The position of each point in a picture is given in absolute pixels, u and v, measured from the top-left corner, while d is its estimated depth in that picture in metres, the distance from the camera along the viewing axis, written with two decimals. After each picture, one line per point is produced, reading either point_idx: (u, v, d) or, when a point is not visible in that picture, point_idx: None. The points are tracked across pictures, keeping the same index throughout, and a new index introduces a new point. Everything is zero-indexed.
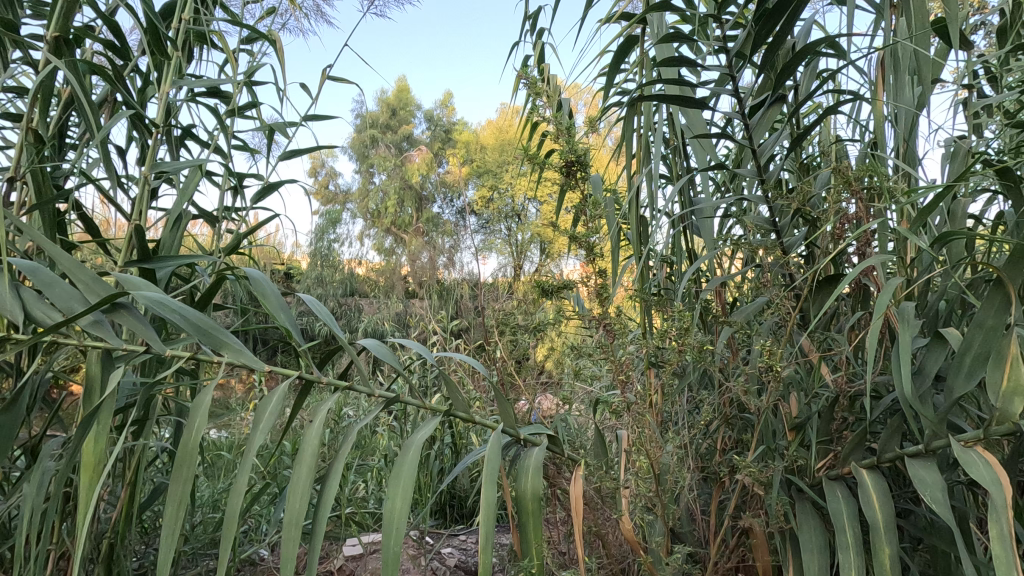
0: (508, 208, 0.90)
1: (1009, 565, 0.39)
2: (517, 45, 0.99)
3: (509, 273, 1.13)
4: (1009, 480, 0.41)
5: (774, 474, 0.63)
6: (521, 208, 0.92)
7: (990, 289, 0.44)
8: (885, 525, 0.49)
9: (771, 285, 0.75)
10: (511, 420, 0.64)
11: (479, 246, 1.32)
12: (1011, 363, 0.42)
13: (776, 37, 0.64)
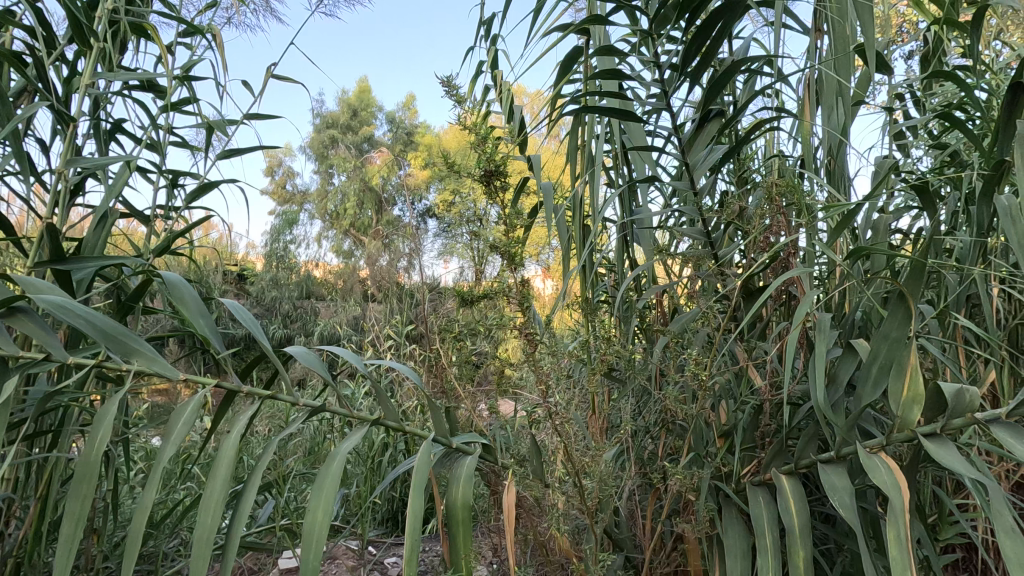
0: (469, 212, 0.88)
1: (905, 568, 0.41)
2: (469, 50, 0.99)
3: (459, 278, 1.12)
4: (907, 485, 0.43)
5: (702, 481, 0.64)
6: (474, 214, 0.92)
7: (894, 303, 0.46)
8: (801, 529, 0.51)
9: (705, 295, 0.77)
10: (444, 428, 0.63)
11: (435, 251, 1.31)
12: (910, 373, 0.45)
13: (704, 59, 0.66)
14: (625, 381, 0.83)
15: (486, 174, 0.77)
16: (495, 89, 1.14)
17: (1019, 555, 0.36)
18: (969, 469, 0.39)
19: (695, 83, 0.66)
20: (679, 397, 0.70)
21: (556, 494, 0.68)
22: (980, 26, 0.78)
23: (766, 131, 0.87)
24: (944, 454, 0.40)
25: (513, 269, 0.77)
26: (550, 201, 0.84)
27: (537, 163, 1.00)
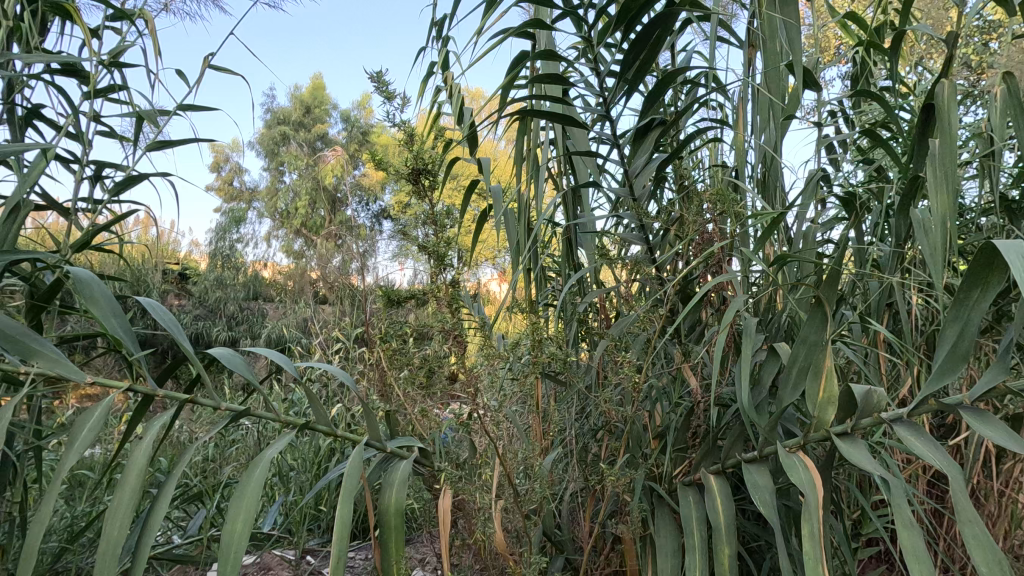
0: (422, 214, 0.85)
1: (816, 561, 0.43)
2: (422, 50, 0.98)
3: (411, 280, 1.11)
4: (821, 482, 0.45)
5: (636, 481, 0.65)
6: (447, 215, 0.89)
7: (812, 308, 0.49)
8: (726, 527, 0.53)
9: (645, 299, 0.79)
10: (377, 432, 0.62)
11: (391, 253, 1.29)
12: (826, 375, 0.47)
13: (639, 72, 0.67)
14: (569, 384, 0.84)
15: (409, 173, 0.76)
16: (446, 91, 1.13)
17: (916, 548, 0.38)
18: (875, 467, 0.41)
19: (630, 95, 0.68)
20: (616, 399, 0.71)
21: (496, 497, 0.67)
22: (899, 50, 0.83)
23: (706, 140, 0.90)
24: (853, 452, 0.43)
25: (442, 270, 0.77)
26: (500, 205, 0.84)
27: (486, 166, 0.99)
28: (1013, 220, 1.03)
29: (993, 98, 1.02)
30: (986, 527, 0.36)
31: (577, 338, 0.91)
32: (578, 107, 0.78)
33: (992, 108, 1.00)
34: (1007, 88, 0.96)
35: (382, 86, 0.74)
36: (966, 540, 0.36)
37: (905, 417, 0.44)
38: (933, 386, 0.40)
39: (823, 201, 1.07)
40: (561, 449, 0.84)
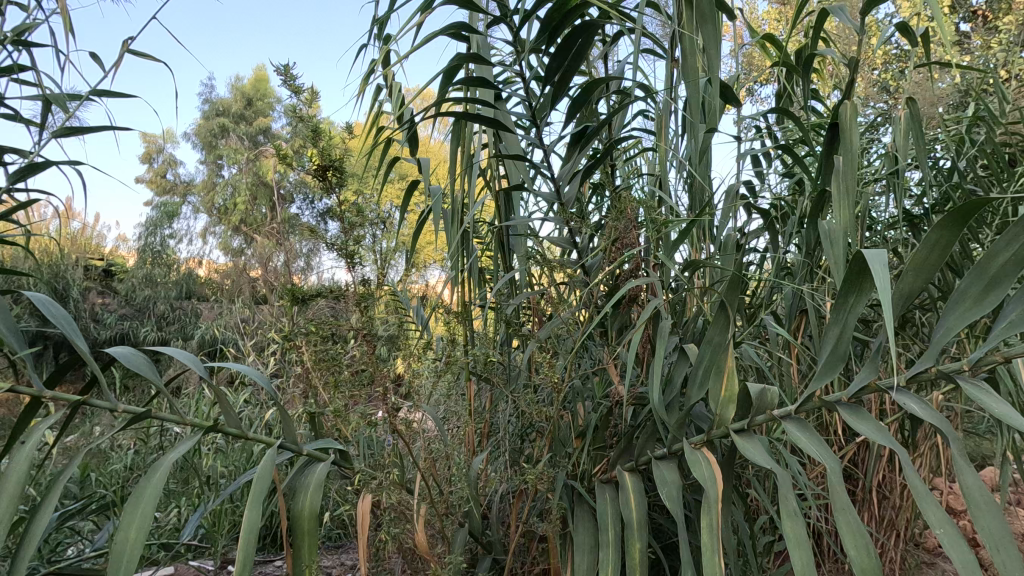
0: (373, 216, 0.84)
1: (714, 551, 0.45)
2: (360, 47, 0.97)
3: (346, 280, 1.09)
4: (721, 477, 0.47)
5: (558, 480, 0.67)
6: (386, 215, 0.88)
7: (716, 311, 0.51)
8: (638, 522, 0.55)
9: (574, 302, 0.81)
10: (293, 434, 0.61)
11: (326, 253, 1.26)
12: (727, 375, 0.49)
13: (565, 76, 0.69)
14: (501, 385, 0.85)
15: (317, 168, 0.74)
16: (386, 89, 1.12)
17: (798, 536, 0.40)
18: (766, 461, 0.43)
19: (557, 98, 0.69)
20: (541, 400, 0.73)
21: (420, 499, 0.67)
22: (810, 71, 0.89)
23: (635, 149, 0.93)
24: (748, 447, 0.45)
25: (351, 266, 0.77)
26: (436, 206, 0.84)
27: (425, 167, 0.99)
28: (914, 234, 1.12)
29: (899, 121, 1.11)
30: (858, 515, 0.39)
31: (510, 340, 0.92)
32: (508, 112, 0.79)
33: (898, 130, 1.09)
34: (909, 112, 1.04)
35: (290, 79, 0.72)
36: (841, 527, 0.39)
37: (797, 414, 0.47)
38: (817, 384, 0.43)
39: (748, 212, 1.13)
40: (492, 451, 0.85)
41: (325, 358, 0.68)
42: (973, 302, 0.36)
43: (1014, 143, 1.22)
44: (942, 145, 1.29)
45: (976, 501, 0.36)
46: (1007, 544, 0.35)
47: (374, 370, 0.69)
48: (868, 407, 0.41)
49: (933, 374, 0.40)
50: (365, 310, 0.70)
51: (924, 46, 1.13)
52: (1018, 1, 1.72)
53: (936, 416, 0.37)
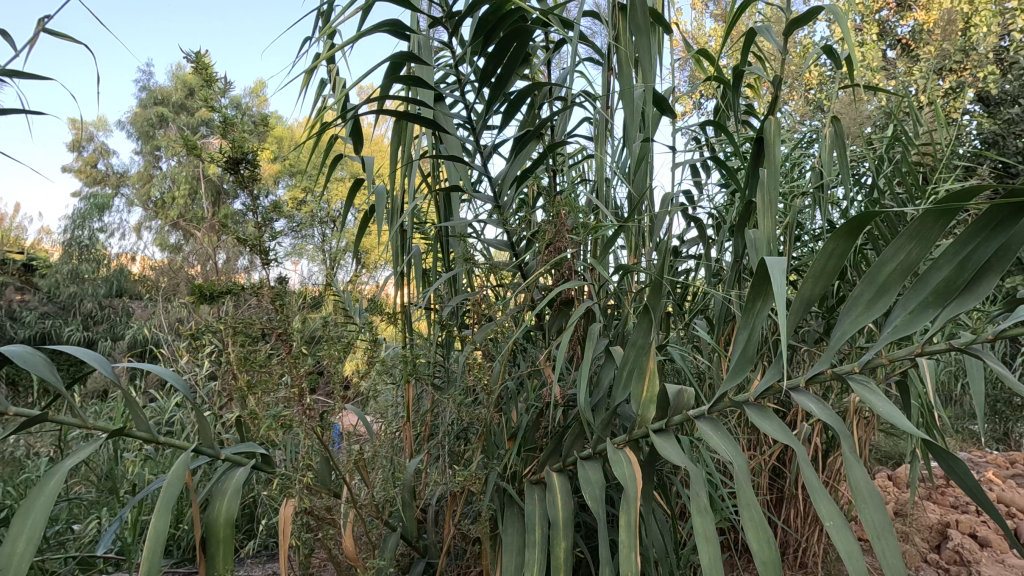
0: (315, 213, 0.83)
1: (631, 547, 0.46)
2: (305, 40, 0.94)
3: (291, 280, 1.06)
4: (641, 476, 0.49)
5: (490, 482, 0.67)
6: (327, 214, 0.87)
7: (639, 314, 0.52)
8: (563, 521, 0.55)
9: (511, 305, 0.81)
10: (210, 438, 0.58)
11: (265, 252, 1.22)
12: (648, 376, 0.51)
13: (502, 78, 0.70)
14: (439, 387, 0.84)
15: (227, 162, 0.67)
16: (330, 85, 1.10)
17: (707, 531, 0.42)
18: (681, 458, 0.45)
19: (495, 99, 0.70)
20: (476, 402, 0.73)
21: (351, 504, 0.65)
22: (740, 86, 0.94)
23: (576, 152, 0.94)
24: (663, 446, 0.46)
25: (264, 266, 0.70)
26: (377, 204, 0.83)
27: (368, 164, 0.97)
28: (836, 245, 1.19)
29: (825, 139, 1.17)
30: (760, 509, 0.41)
31: (449, 344, 0.91)
32: (447, 114, 0.79)
33: (823, 147, 1.15)
34: (833, 130, 1.11)
35: (203, 66, 0.68)
36: (745, 522, 0.40)
37: (713, 414, 0.49)
38: (728, 385, 0.45)
39: (686, 221, 1.17)
40: (429, 454, 0.84)
41: (241, 360, 0.62)
42: (865, 306, 0.39)
43: (926, 163, 1.31)
44: (863, 163, 1.37)
45: (862, 495, 0.37)
46: (890, 536, 0.36)
47: (296, 368, 0.64)
48: (773, 406, 0.43)
49: (829, 375, 0.42)
50: (284, 309, 0.66)
51: (848, 70, 1.20)
52: (935, 33, 1.86)
53: (829, 414, 0.39)
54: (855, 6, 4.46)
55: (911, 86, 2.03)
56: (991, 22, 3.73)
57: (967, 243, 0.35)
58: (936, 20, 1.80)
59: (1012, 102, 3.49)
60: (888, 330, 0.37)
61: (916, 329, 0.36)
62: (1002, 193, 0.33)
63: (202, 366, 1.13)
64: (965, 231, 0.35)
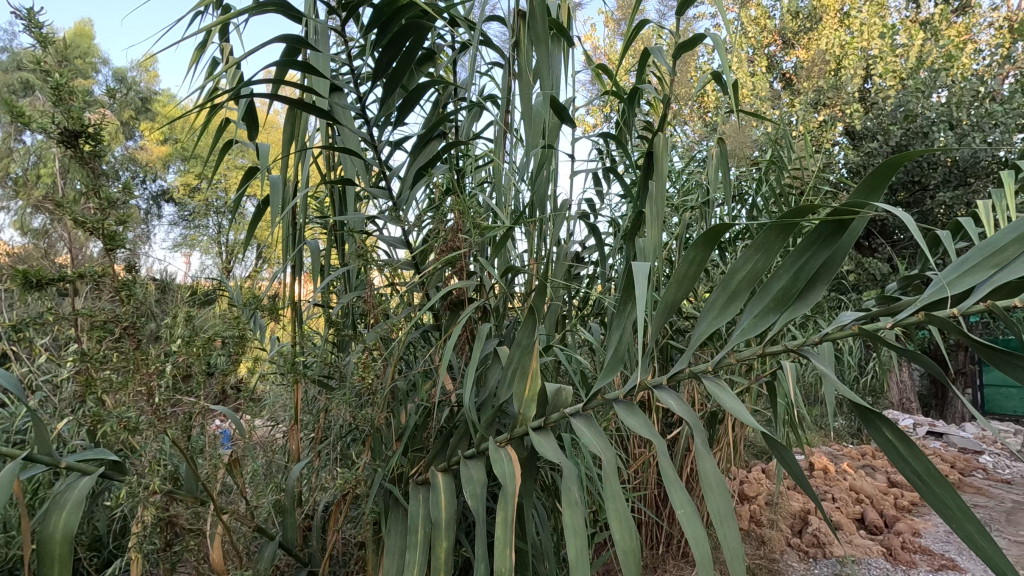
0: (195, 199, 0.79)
1: (506, 545, 0.46)
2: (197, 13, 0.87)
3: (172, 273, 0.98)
4: (520, 474, 0.49)
5: (375, 484, 0.65)
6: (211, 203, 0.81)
7: (525, 316, 0.53)
8: (445, 522, 0.55)
9: (408, 303, 0.80)
10: (47, 445, 0.51)
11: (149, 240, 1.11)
12: (530, 376, 0.52)
13: (398, 70, 0.69)
14: (331, 388, 0.81)
15: (62, 134, 0.57)
16: (223, 64, 1.02)
17: (575, 525, 0.43)
18: (555, 454, 0.46)
19: (390, 91, 0.69)
20: (365, 403, 0.71)
21: (216, 513, 0.60)
22: (634, 102, 0.99)
23: (477, 155, 0.95)
24: (540, 442, 0.48)
25: (108, 251, 0.56)
26: (267, 194, 0.78)
27: (262, 153, 0.91)
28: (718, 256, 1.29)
29: (712, 158, 1.27)
30: (624, 501, 0.43)
31: (342, 343, 0.88)
32: (341, 106, 0.76)
33: (710, 166, 1.25)
34: (719, 151, 1.20)
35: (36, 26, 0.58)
36: (610, 514, 0.42)
37: (589, 411, 0.51)
38: (599, 384, 0.47)
39: (586, 228, 1.22)
40: (318, 457, 0.81)
41: (80, 361, 0.53)
42: (719, 310, 0.42)
43: (797, 186, 1.46)
44: (745, 183, 1.50)
45: (709, 484, 0.40)
46: (732, 522, 0.39)
47: (141, 366, 0.55)
48: (639, 403, 0.45)
49: (688, 374, 0.45)
50: (132, 300, 0.57)
51: (734, 96, 1.31)
52: (810, 70, 2.06)
53: (686, 408, 0.42)
54: (748, 39, 4.85)
55: (790, 116, 2.23)
56: (858, 66, 4.23)
57: (803, 255, 0.39)
58: (812, 59, 2.01)
59: (872, 138, 3.99)
60: (736, 332, 0.41)
61: (759, 331, 0.40)
62: (828, 213, 0.37)
63: (62, 364, 1.01)
64: (801, 244, 0.39)
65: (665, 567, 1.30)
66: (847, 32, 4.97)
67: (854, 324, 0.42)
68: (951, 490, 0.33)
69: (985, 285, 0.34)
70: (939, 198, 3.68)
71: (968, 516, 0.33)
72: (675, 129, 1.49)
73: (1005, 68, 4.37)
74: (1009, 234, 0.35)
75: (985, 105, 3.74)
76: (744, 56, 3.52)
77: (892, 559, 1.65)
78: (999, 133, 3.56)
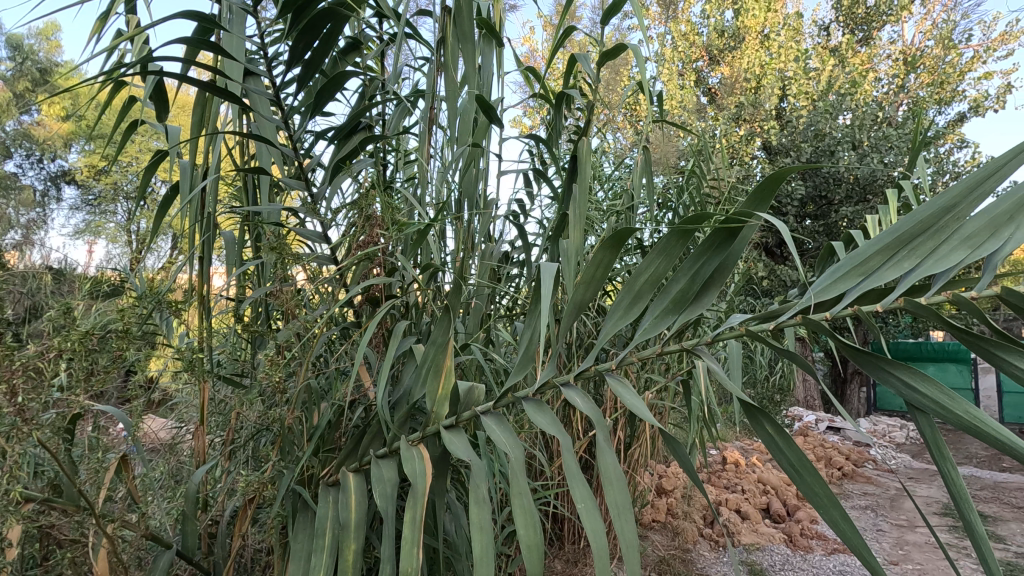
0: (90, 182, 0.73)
1: (414, 544, 0.46)
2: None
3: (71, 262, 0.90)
4: (431, 473, 0.49)
5: (282, 486, 0.63)
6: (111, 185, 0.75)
7: (440, 314, 0.53)
8: (354, 523, 0.53)
9: (326, 299, 0.78)
10: None
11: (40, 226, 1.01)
12: (444, 374, 0.51)
13: (314, 57, 0.67)
14: (240, 387, 0.77)
15: None
16: (131, 40, 0.95)
17: (482, 521, 0.44)
18: (465, 452, 0.46)
19: (307, 78, 0.67)
20: (274, 404, 0.68)
21: (99, 522, 0.56)
22: (561, 105, 1.00)
23: (402, 149, 0.93)
24: (451, 441, 0.47)
25: None
26: (173, 179, 0.73)
27: (171, 136, 0.86)
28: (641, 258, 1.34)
29: (637, 165, 1.31)
30: (530, 497, 0.43)
31: (255, 341, 0.84)
32: (254, 90, 0.72)
33: (635, 172, 1.29)
34: (643, 159, 1.25)
35: None
36: (516, 509, 0.43)
37: (500, 409, 0.51)
38: (510, 382, 0.47)
39: (514, 229, 1.23)
40: (225, 459, 0.77)
41: None
42: (624, 311, 0.44)
43: (715, 196, 1.54)
44: (668, 190, 1.56)
45: (610, 479, 0.41)
46: (628, 514, 0.40)
47: (6, 364, 0.50)
48: (548, 401, 0.46)
49: (594, 372, 0.47)
50: None
51: (659, 106, 1.36)
52: (733, 87, 2.17)
53: (591, 405, 0.43)
54: (679, 53, 5.05)
55: (715, 129, 2.35)
56: (775, 86, 4.53)
57: (699, 259, 0.41)
58: (734, 76, 2.12)
59: (786, 153, 4.28)
60: (638, 332, 0.42)
61: (658, 331, 0.42)
62: (721, 220, 0.40)
63: None
64: (698, 249, 0.41)
65: (586, 561, 1.38)
66: (767, 54, 5.28)
67: (741, 326, 0.44)
68: (820, 479, 0.36)
69: (854, 291, 0.38)
70: (842, 212, 4.00)
71: (834, 502, 0.36)
72: (604, 136, 1.53)
73: (900, 96, 4.82)
74: (875, 245, 0.38)
75: (882, 129, 4.11)
76: (673, 70, 3.69)
77: (792, 545, 1.78)
78: (893, 154, 3.92)
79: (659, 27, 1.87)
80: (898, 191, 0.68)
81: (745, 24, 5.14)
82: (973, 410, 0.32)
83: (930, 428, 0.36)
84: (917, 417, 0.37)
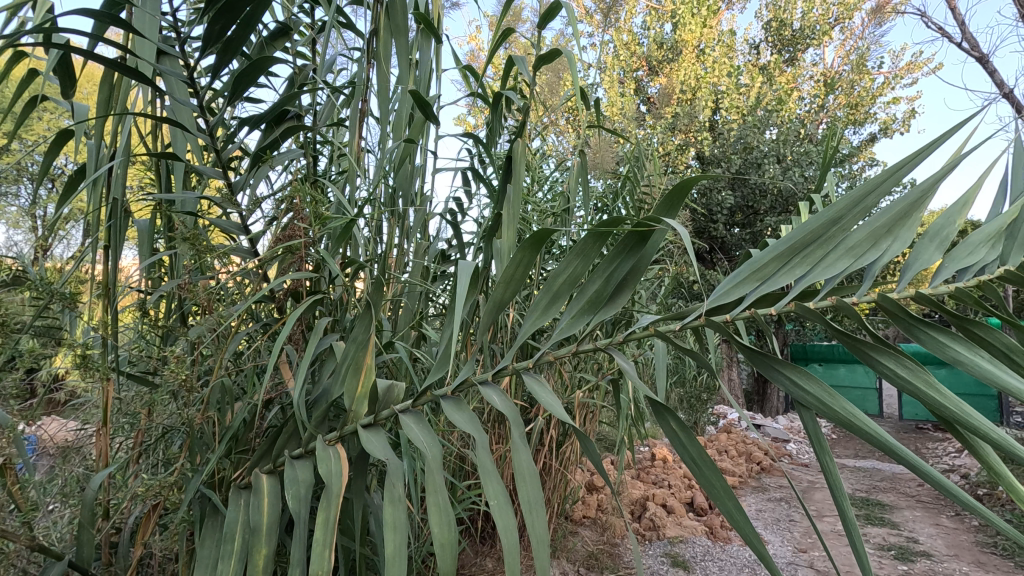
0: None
1: (326, 546, 0.44)
2: None
3: None
4: (346, 473, 0.48)
5: (190, 489, 0.59)
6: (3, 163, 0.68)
7: (361, 311, 0.52)
8: (266, 528, 0.51)
9: (247, 294, 0.75)
10: None
11: None
12: (364, 372, 0.50)
13: (235, 36, 0.64)
14: (149, 386, 0.72)
15: None
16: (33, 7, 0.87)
17: (396, 520, 0.43)
18: (382, 451, 0.45)
19: (224, 60, 0.63)
20: (185, 404, 0.64)
21: None
22: (498, 105, 1.01)
23: (332, 139, 0.90)
24: (367, 441, 0.46)
25: None
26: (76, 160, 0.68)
27: (78, 115, 0.79)
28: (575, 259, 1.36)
29: (574, 169, 1.34)
30: (444, 494, 0.43)
31: (168, 337, 0.79)
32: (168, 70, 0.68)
33: (571, 175, 1.31)
34: (579, 163, 1.27)
35: None
36: (430, 507, 0.43)
37: (420, 408, 0.51)
38: (429, 380, 0.47)
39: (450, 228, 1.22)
40: (131, 461, 0.72)
41: None
42: (542, 310, 0.44)
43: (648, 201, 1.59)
44: (604, 194, 1.59)
45: (523, 475, 0.42)
46: (540, 509, 0.41)
47: None
48: (466, 399, 0.46)
49: (512, 371, 0.47)
50: None
51: (596, 112, 1.39)
52: (670, 96, 2.25)
53: (508, 402, 0.44)
54: (621, 62, 5.17)
55: (652, 137, 2.42)
56: (708, 100, 4.75)
57: (613, 262, 0.42)
58: (671, 87, 2.20)
59: (717, 164, 4.50)
60: (555, 331, 0.43)
61: (574, 331, 0.43)
62: (634, 224, 0.41)
63: None
64: (612, 252, 0.42)
65: None
66: (703, 68, 5.52)
67: (650, 326, 0.46)
68: (717, 471, 0.39)
69: (751, 295, 0.40)
70: (767, 222, 4.24)
71: (728, 493, 0.38)
72: (543, 138, 1.55)
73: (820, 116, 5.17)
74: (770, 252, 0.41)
75: (803, 145, 4.39)
76: (614, 78, 3.78)
77: (712, 537, 1.87)
78: (813, 170, 4.19)
79: (600, 35, 1.91)
80: (808, 203, 0.73)
81: (682, 39, 5.35)
82: (850, 408, 0.35)
83: (813, 424, 0.39)
84: (804, 412, 0.40)
